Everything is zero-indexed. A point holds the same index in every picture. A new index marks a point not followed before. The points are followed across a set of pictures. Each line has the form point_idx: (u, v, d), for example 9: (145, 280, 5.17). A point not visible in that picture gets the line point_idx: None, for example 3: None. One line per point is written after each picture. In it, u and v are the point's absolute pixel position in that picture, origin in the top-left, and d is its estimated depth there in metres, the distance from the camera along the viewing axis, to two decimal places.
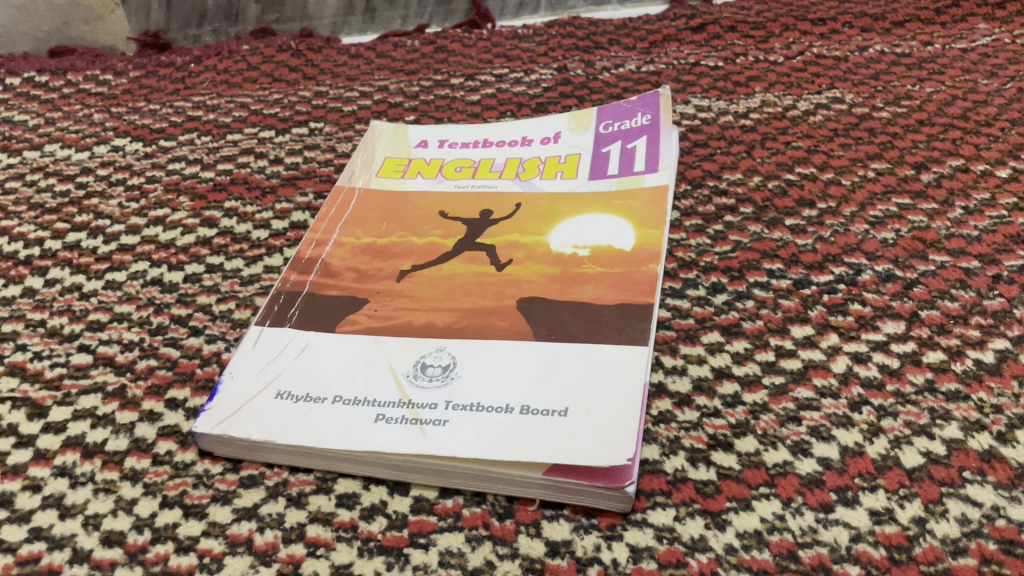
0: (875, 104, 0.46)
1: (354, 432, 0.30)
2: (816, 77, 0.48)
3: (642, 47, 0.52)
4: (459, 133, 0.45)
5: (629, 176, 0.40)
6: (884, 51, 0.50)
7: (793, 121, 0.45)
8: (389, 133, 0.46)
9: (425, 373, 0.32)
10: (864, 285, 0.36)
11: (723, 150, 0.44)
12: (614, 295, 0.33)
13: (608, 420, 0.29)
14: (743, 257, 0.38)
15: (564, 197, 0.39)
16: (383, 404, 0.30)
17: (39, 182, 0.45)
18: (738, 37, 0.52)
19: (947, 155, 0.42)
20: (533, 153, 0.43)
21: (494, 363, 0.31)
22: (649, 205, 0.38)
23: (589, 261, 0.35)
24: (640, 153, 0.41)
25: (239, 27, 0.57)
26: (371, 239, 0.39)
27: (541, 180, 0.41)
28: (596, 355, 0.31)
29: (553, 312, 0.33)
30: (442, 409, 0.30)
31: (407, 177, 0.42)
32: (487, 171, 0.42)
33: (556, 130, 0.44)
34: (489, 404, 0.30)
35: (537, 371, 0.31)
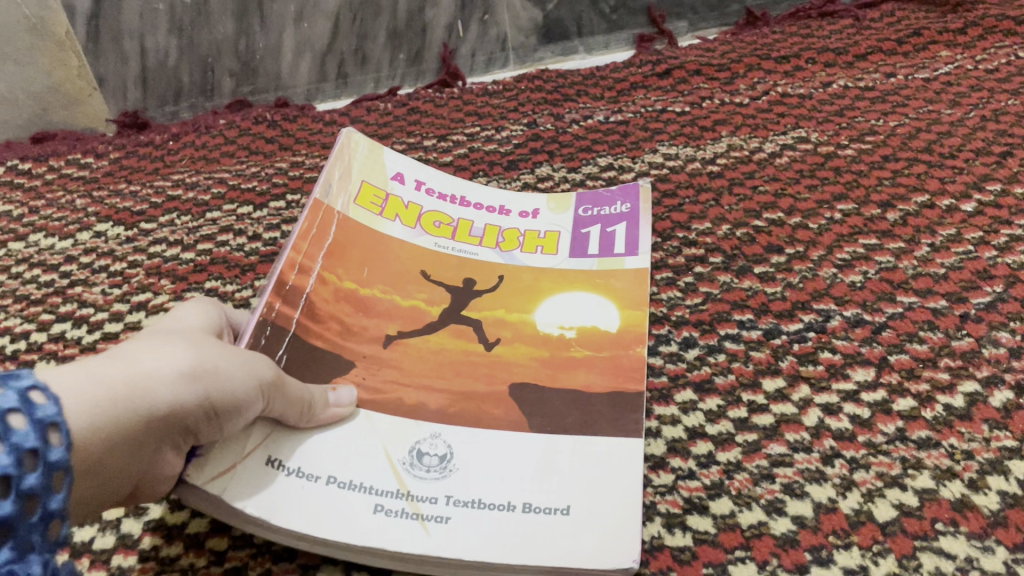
0: (840, 142, 0.46)
1: (355, 524, 0.29)
2: (781, 118, 0.49)
3: (610, 96, 0.54)
4: (436, 178, 0.45)
5: (611, 258, 0.41)
6: (847, 85, 0.50)
7: (759, 165, 0.46)
8: (364, 151, 0.44)
9: (422, 462, 0.31)
10: (834, 332, 0.36)
11: (691, 199, 0.45)
12: (606, 380, 0.34)
13: (610, 522, 0.29)
14: (714, 309, 0.38)
15: (547, 273, 0.40)
16: (381, 493, 0.30)
17: (23, 274, 0.46)
18: (703, 81, 0.53)
19: (912, 191, 0.42)
20: (513, 223, 0.43)
21: (491, 453, 0.32)
22: (633, 288, 0.39)
23: (578, 344, 0.36)
24: (620, 239, 0.42)
25: (216, 101, 0.57)
26: (354, 284, 0.38)
27: (521, 253, 0.41)
28: (590, 448, 0.32)
29: (543, 399, 0.34)
30: (443, 504, 0.30)
31: (387, 216, 0.42)
32: (466, 234, 0.43)
33: (535, 206, 0.44)
34: (491, 501, 0.30)
35: (537, 464, 0.31)
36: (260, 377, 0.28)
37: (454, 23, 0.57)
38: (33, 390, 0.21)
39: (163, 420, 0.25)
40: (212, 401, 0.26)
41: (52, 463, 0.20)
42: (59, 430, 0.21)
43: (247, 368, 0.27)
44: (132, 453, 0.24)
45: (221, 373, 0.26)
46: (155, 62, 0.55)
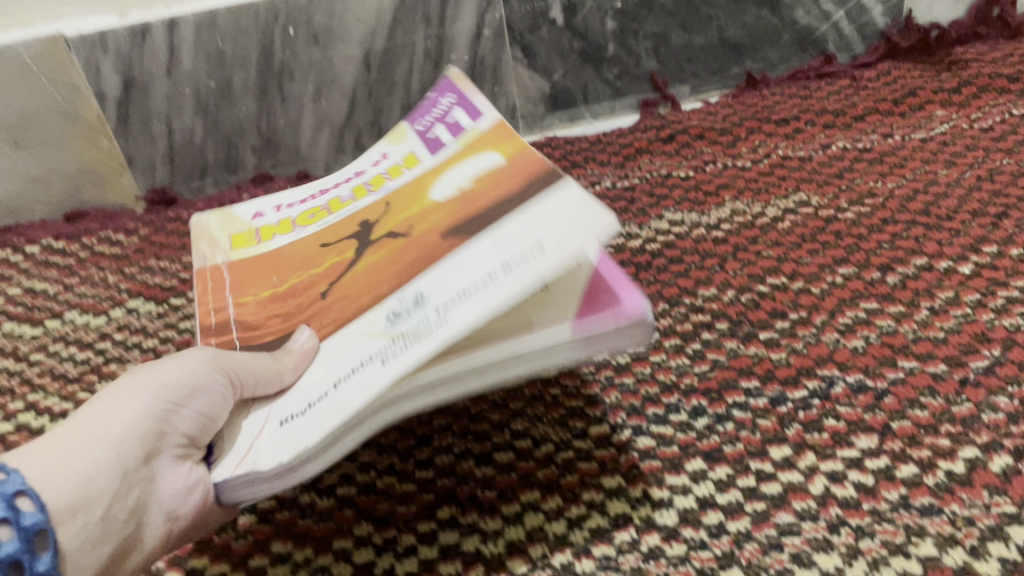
0: (840, 205, 0.48)
1: (359, 390, 0.28)
2: (782, 181, 0.51)
3: (617, 163, 0.56)
4: (293, 196, 0.48)
5: (468, 132, 0.43)
6: (845, 147, 0.52)
7: (762, 229, 0.48)
8: (216, 221, 0.47)
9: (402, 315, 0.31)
10: (838, 398, 0.37)
11: (697, 265, 0.46)
12: (490, 197, 0.35)
13: (564, 237, 0.29)
14: (722, 376, 0.40)
15: (433, 168, 0.42)
16: (376, 353, 0.30)
17: (60, 351, 0.48)
18: (706, 146, 0.55)
19: (911, 254, 0.44)
20: (373, 173, 0.45)
21: (455, 268, 0.31)
22: (495, 134, 0.41)
23: (474, 187, 0.37)
24: (461, 117, 0.45)
25: (239, 175, 0.60)
26: (272, 289, 0.40)
27: (391, 179, 0.43)
28: (537, 211, 0.31)
29: (466, 198, 0.36)
30: (434, 313, 0.29)
31: (268, 240, 0.44)
32: (340, 205, 0.44)
33: (380, 151, 0.47)
34: (472, 282, 0.29)
35: (492, 245, 0.31)
36: (195, 360, 0.31)
37: None
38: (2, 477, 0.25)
39: (125, 435, 0.28)
40: (163, 399, 0.30)
41: (27, 525, 0.24)
42: (31, 499, 0.25)
43: (180, 362, 0.31)
44: (117, 474, 0.28)
45: (157, 377, 0.30)
46: (181, 141, 0.58)
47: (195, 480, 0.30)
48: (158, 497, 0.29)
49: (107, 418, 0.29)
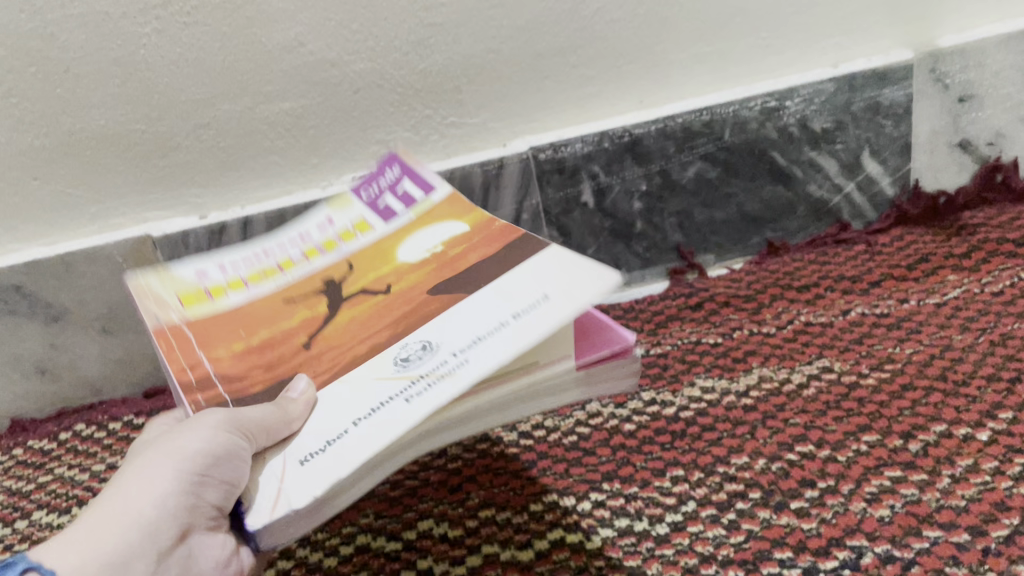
0: (861, 370, 0.51)
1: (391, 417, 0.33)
2: (806, 346, 0.54)
3: (649, 329, 0.60)
4: (231, 256, 0.49)
5: (418, 205, 0.51)
6: (864, 312, 0.56)
7: (789, 396, 0.51)
8: (156, 280, 0.46)
9: (406, 360, 0.36)
10: (867, 568, 0.39)
11: (729, 432, 0.49)
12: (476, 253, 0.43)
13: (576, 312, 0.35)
14: (757, 545, 0.42)
15: (383, 241, 0.48)
16: (398, 394, 0.34)
17: None
18: (733, 312, 0.59)
19: (931, 420, 0.46)
20: (320, 236, 0.51)
21: (472, 311, 0.38)
22: (452, 205, 0.50)
23: (445, 250, 0.45)
24: (413, 190, 0.53)
25: None
26: (242, 343, 0.41)
27: (348, 245, 0.49)
28: (525, 267, 0.40)
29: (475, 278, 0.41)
30: (453, 357, 0.34)
31: (220, 297, 0.45)
32: (291, 266, 0.48)
33: (325, 216, 0.53)
34: (484, 335, 0.35)
35: (495, 299, 0.38)
36: (211, 428, 0.32)
37: None
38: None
39: (147, 524, 0.31)
40: (188, 478, 0.32)
41: None
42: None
43: (196, 425, 0.32)
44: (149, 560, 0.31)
45: (177, 448, 0.32)
46: None
47: (225, 551, 0.34)
48: (197, 566, 0.33)
49: (128, 511, 0.31)
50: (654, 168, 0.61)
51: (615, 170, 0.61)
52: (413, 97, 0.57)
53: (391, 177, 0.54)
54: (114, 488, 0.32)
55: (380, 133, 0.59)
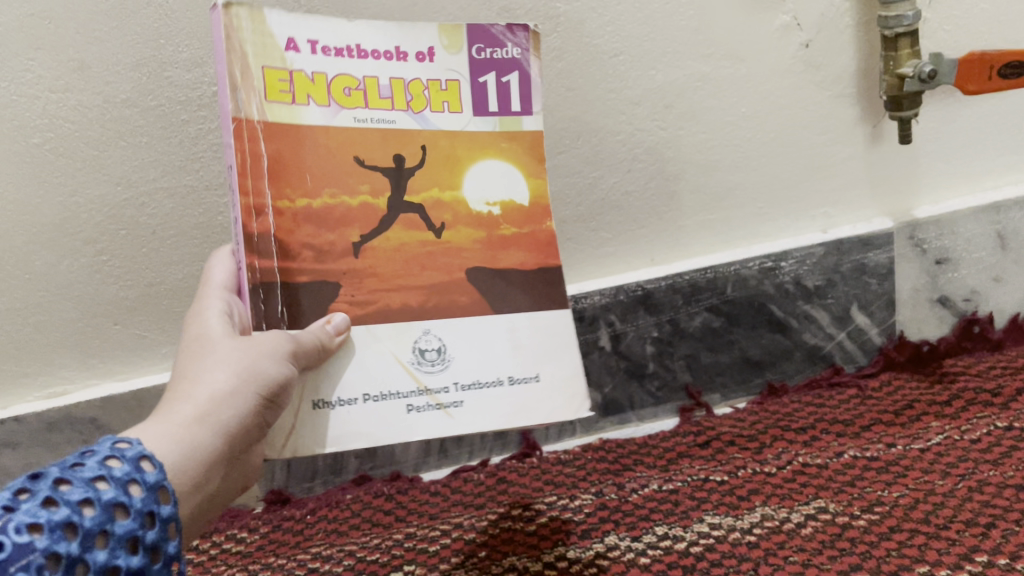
0: (853, 511, 0.57)
1: (395, 421, 0.46)
2: (803, 487, 0.60)
3: (662, 464, 0.66)
4: (329, 28, 0.45)
5: (510, 115, 0.50)
6: (856, 454, 0.62)
7: (788, 534, 0.56)
8: (249, 31, 0.43)
9: (426, 357, 0.47)
10: None
11: (735, 568, 0.54)
12: (517, 253, 0.50)
13: (547, 407, 0.49)
14: None
15: (457, 137, 0.49)
16: (407, 395, 0.47)
17: None
18: (737, 450, 0.65)
19: (915, 561, 0.52)
20: (412, 73, 0.48)
21: (483, 338, 0.49)
22: (527, 148, 0.50)
23: (501, 219, 0.50)
24: (515, 89, 0.50)
25: (342, 475, 0.71)
26: (306, 203, 0.45)
27: (431, 113, 0.48)
28: (540, 320, 0.50)
29: (493, 279, 0.49)
30: (454, 390, 0.47)
31: (302, 102, 0.45)
32: (377, 96, 0.47)
33: (429, 44, 0.48)
34: (484, 381, 0.48)
35: (507, 342, 0.49)
36: (280, 356, 0.41)
37: None
38: (144, 461, 0.34)
39: (227, 425, 0.39)
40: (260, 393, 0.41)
41: (166, 517, 0.33)
42: (166, 489, 0.34)
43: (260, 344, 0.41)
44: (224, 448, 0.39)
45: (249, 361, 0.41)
46: None
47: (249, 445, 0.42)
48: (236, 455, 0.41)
49: (216, 412, 0.39)
50: (664, 317, 0.68)
51: (629, 319, 0.68)
52: None
53: (503, 58, 0.49)
54: (192, 390, 0.39)
55: None
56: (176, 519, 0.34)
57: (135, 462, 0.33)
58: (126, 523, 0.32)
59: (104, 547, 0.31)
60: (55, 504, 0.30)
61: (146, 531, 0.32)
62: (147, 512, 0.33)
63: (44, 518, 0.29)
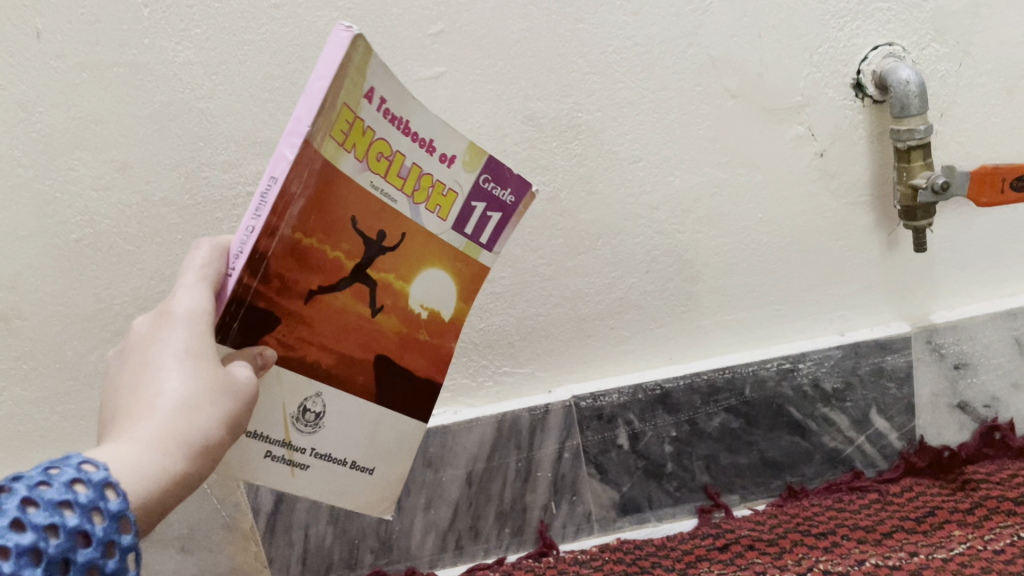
0: None
1: (247, 463, 0.46)
2: None
3: (680, 567, 0.64)
4: (407, 103, 0.44)
5: (473, 243, 0.51)
6: (877, 562, 0.61)
7: None
8: (352, 67, 0.40)
9: (305, 417, 0.47)
10: None
11: None
12: (420, 360, 0.52)
13: (359, 497, 0.52)
14: None
15: (431, 238, 0.49)
16: (273, 443, 0.47)
17: None
18: (757, 554, 0.64)
19: None
20: (432, 168, 0.47)
21: (353, 418, 0.50)
22: (468, 278, 0.52)
23: (422, 326, 0.51)
24: (488, 226, 0.51)
25: (357, 569, 0.70)
26: (303, 240, 0.43)
27: (423, 210, 0.48)
28: (402, 423, 0.52)
29: (394, 369, 0.50)
30: (309, 454, 0.48)
31: (348, 155, 0.43)
32: (397, 173, 0.46)
33: (457, 151, 0.47)
34: (334, 456, 0.49)
35: (368, 431, 0.51)
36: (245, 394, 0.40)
37: (549, 504, 0.70)
38: (108, 487, 0.31)
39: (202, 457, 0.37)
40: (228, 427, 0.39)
41: (126, 547, 0.31)
42: (127, 518, 0.31)
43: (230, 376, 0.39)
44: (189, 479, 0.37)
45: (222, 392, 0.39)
46: (314, 544, 0.68)
47: None
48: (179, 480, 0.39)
49: (195, 451, 0.36)
50: (682, 417, 0.68)
51: (647, 418, 0.68)
52: (473, 351, 0.66)
53: (497, 197, 0.50)
54: (176, 423, 0.36)
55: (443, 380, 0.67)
56: (137, 551, 0.31)
57: (101, 493, 0.31)
58: (86, 551, 0.29)
59: None
60: (20, 527, 0.28)
61: (105, 560, 0.30)
62: (106, 550, 0.30)
63: (11, 541, 0.28)
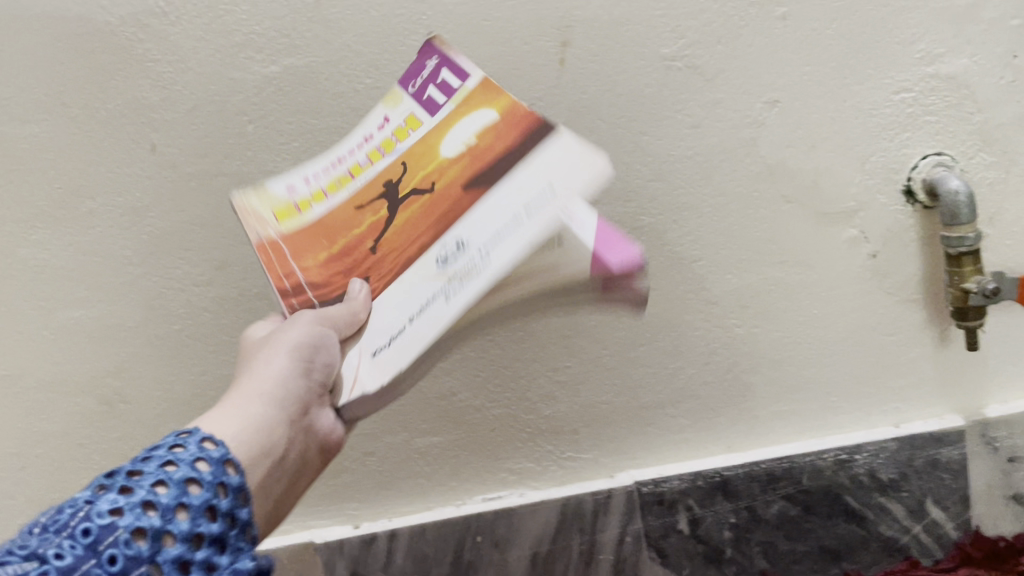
0: None
1: (433, 309, 0.48)
2: None
3: None
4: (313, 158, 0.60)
5: (456, 92, 0.57)
6: None
7: None
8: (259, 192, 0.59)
9: (448, 253, 0.50)
10: None
11: None
12: (499, 144, 0.53)
13: (574, 241, 0.48)
14: None
15: (420, 142, 0.56)
16: (440, 288, 0.49)
17: None
18: None
19: None
20: (381, 137, 0.59)
21: (491, 215, 0.50)
22: (485, 90, 0.55)
23: (482, 139, 0.54)
24: (449, 78, 0.57)
25: None
26: (325, 253, 0.56)
27: (402, 143, 0.57)
28: (548, 160, 0.50)
29: (497, 166, 0.52)
30: (473, 252, 0.49)
31: (306, 209, 0.57)
32: (360, 167, 0.58)
33: (382, 116, 0.60)
34: (501, 234, 0.48)
35: (513, 205, 0.49)
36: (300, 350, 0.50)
37: None
38: (207, 445, 0.41)
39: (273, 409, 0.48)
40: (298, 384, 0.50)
41: (234, 486, 0.40)
42: (230, 462, 0.41)
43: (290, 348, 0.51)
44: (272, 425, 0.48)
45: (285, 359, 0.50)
46: None
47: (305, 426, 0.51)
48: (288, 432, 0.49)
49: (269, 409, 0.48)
50: (741, 503, 0.71)
51: (707, 504, 0.71)
52: (539, 436, 0.70)
53: (443, 77, 0.58)
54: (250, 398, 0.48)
55: (511, 463, 0.71)
56: (244, 490, 0.41)
57: (199, 445, 0.41)
58: (201, 493, 0.38)
59: (186, 517, 0.37)
60: (134, 490, 0.37)
61: (218, 499, 0.39)
62: (216, 480, 0.40)
63: (124, 501, 0.36)
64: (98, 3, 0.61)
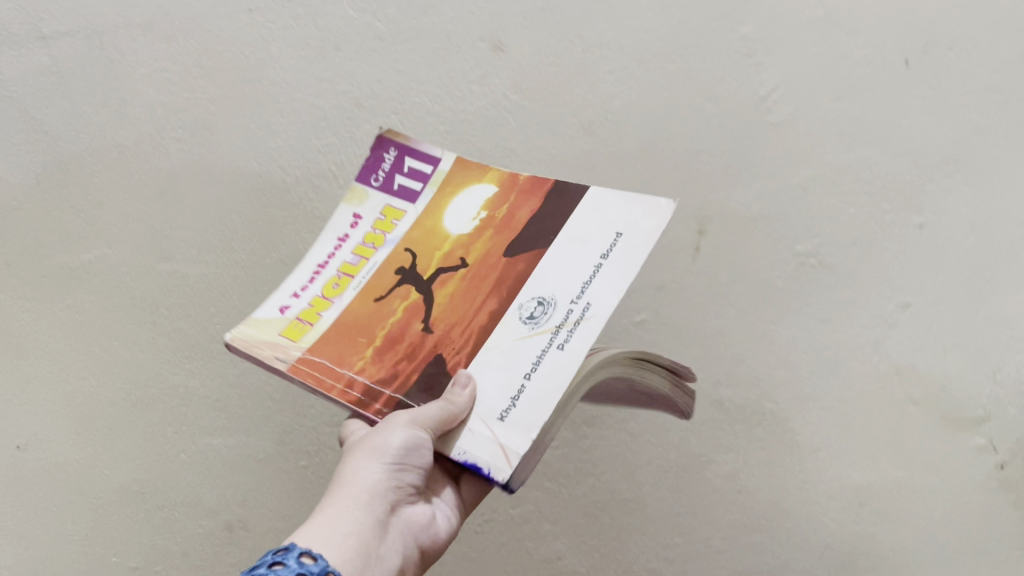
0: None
1: (556, 371, 0.47)
2: None
3: None
4: (294, 280, 0.55)
5: (438, 172, 0.59)
6: None
7: None
8: (254, 331, 0.52)
9: (540, 312, 0.50)
10: None
11: None
12: (526, 212, 0.56)
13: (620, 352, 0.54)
14: None
15: (416, 224, 0.57)
16: (549, 345, 0.48)
17: None
18: None
19: None
20: (354, 238, 0.57)
21: (571, 271, 0.51)
22: (462, 177, 0.59)
23: (491, 215, 0.56)
24: (418, 165, 0.60)
25: None
26: (361, 338, 0.52)
27: (392, 233, 0.57)
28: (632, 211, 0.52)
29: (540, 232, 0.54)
30: (578, 304, 0.49)
31: (317, 321, 0.53)
32: (353, 267, 0.56)
33: (350, 214, 0.58)
34: (589, 284, 0.49)
35: (593, 259, 0.51)
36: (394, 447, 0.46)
37: None
38: (305, 556, 0.42)
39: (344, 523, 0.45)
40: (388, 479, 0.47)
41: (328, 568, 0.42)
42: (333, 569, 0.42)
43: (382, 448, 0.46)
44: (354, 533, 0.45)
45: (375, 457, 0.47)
46: None
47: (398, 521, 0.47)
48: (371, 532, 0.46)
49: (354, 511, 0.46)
50: None
51: None
52: None
53: (387, 158, 0.60)
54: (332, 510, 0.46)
55: None
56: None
57: (297, 562, 0.42)
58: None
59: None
60: None
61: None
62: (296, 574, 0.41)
63: None
64: (278, 164, 0.68)
